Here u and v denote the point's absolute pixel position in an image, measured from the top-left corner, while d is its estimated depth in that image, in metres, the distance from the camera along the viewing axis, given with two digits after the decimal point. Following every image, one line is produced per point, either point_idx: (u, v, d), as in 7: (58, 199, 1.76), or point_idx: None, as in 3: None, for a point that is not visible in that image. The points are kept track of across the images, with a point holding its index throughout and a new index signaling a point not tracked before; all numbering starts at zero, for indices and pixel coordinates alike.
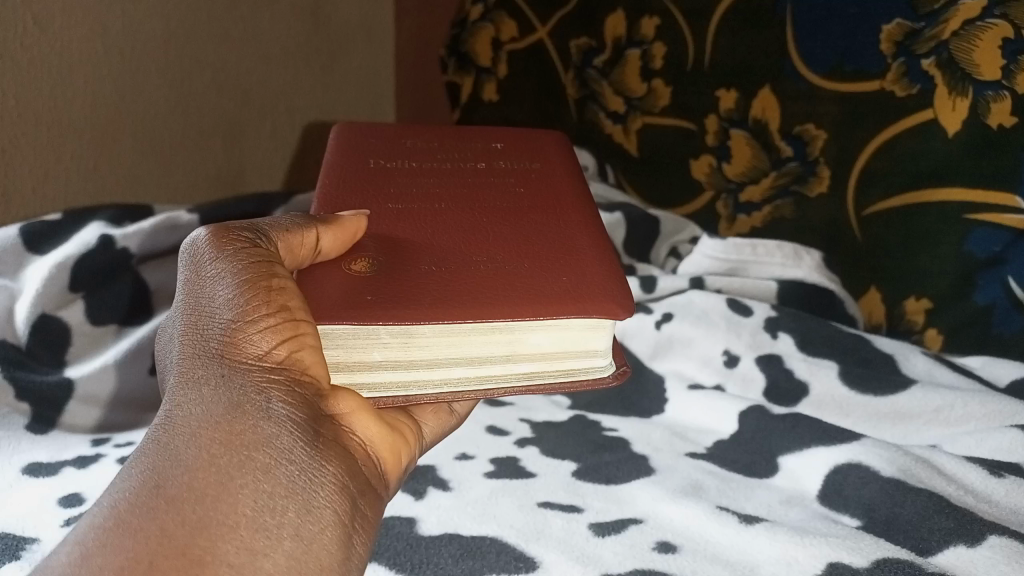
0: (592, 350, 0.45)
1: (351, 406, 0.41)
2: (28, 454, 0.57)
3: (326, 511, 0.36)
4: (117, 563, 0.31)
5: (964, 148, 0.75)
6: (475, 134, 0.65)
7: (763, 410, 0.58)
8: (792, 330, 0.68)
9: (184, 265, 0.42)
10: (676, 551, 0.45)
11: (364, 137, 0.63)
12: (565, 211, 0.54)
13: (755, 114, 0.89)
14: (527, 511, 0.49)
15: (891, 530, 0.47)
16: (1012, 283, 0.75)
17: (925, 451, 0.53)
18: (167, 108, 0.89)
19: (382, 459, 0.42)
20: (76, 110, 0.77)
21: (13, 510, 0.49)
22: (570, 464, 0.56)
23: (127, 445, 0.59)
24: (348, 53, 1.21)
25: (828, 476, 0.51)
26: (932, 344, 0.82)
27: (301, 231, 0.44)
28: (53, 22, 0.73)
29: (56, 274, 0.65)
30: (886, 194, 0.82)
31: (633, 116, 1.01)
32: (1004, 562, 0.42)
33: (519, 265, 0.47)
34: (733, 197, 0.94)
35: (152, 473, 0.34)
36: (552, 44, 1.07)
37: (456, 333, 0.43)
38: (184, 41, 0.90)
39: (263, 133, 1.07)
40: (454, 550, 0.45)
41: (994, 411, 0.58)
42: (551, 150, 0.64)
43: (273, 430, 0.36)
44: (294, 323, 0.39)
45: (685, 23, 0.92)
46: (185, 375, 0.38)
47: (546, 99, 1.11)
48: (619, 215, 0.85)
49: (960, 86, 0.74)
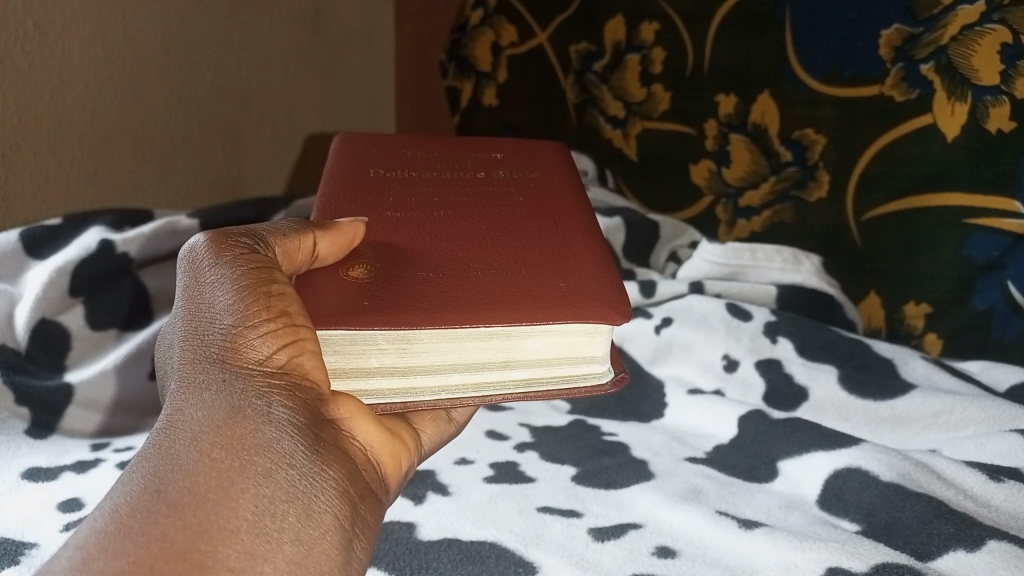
0: (591, 356, 0.45)
1: (350, 411, 0.41)
2: (28, 459, 0.56)
3: (326, 515, 0.36)
4: (117, 567, 0.31)
5: (963, 153, 0.75)
6: (475, 145, 0.65)
7: (763, 415, 0.59)
8: (791, 334, 0.67)
9: (184, 271, 0.42)
10: (676, 555, 0.45)
11: (365, 147, 0.63)
12: (564, 219, 0.54)
13: (755, 118, 0.89)
14: (527, 516, 0.49)
15: (891, 534, 0.47)
16: (1012, 287, 0.75)
17: (925, 456, 0.53)
18: (168, 112, 0.89)
19: (383, 464, 0.42)
20: (76, 114, 0.78)
21: (12, 516, 0.49)
22: (569, 469, 0.56)
23: (126, 450, 0.59)
24: (348, 58, 1.21)
25: (828, 481, 0.52)
26: (932, 348, 0.82)
27: (298, 236, 0.44)
28: (54, 27, 0.73)
29: (56, 279, 0.65)
30: (885, 198, 0.82)
31: (633, 121, 1.01)
32: (1003, 566, 0.42)
33: (517, 271, 0.47)
34: (733, 201, 0.95)
35: (153, 477, 0.34)
36: (552, 49, 1.07)
37: (454, 339, 0.43)
38: (184, 46, 0.90)
39: (263, 137, 1.07)
40: (455, 554, 0.45)
41: (993, 415, 0.58)
42: (551, 161, 0.64)
43: (273, 435, 0.36)
44: (294, 328, 0.39)
45: (685, 29, 0.92)
46: (186, 380, 0.38)
47: (546, 103, 1.11)
48: (619, 219, 0.85)
49: (959, 91, 0.74)
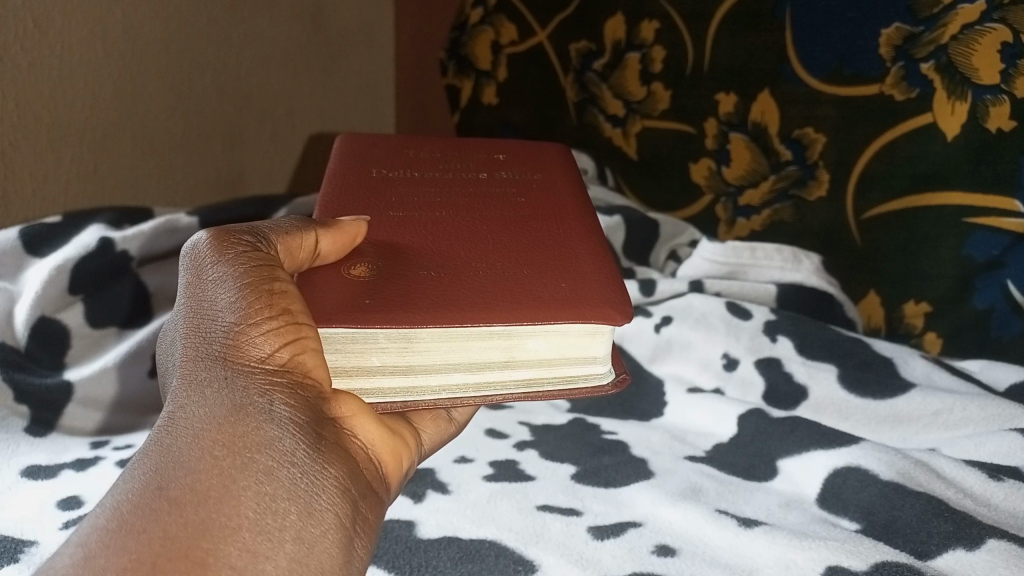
0: (591, 356, 0.45)
1: (351, 409, 0.41)
2: (27, 457, 0.56)
3: (327, 514, 0.36)
4: (118, 564, 0.31)
5: (964, 151, 0.75)
6: (476, 146, 0.65)
7: (762, 414, 0.59)
8: (791, 333, 0.67)
9: (185, 269, 0.42)
10: (675, 554, 0.45)
11: (368, 148, 0.63)
12: (565, 221, 0.54)
13: (755, 117, 0.89)
14: (526, 514, 0.49)
15: (890, 533, 0.47)
16: (1012, 287, 0.76)
17: (924, 454, 0.53)
18: (168, 110, 0.89)
19: (383, 462, 0.42)
20: (75, 110, 0.77)
21: (12, 515, 0.49)
22: (569, 468, 0.56)
23: (126, 448, 0.59)
24: (348, 56, 1.21)
25: (827, 480, 0.52)
26: (931, 347, 0.83)
27: (299, 234, 0.44)
28: (53, 24, 0.73)
29: (55, 277, 0.65)
30: (884, 198, 0.82)
31: (633, 119, 1.01)
32: (1003, 566, 0.42)
33: (518, 272, 0.47)
34: (733, 200, 0.95)
35: (154, 474, 0.34)
36: (552, 47, 1.07)
37: (455, 338, 0.43)
38: (184, 44, 0.90)
39: (263, 136, 1.07)
40: (454, 553, 0.45)
41: (993, 414, 0.58)
42: (553, 163, 0.63)
43: (275, 432, 0.36)
44: (296, 326, 0.39)
45: (685, 27, 0.92)
46: (187, 377, 0.38)
47: (546, 101, 1.11)
48: (619, 219, 0.85)
49: (960, 90, 0.74)
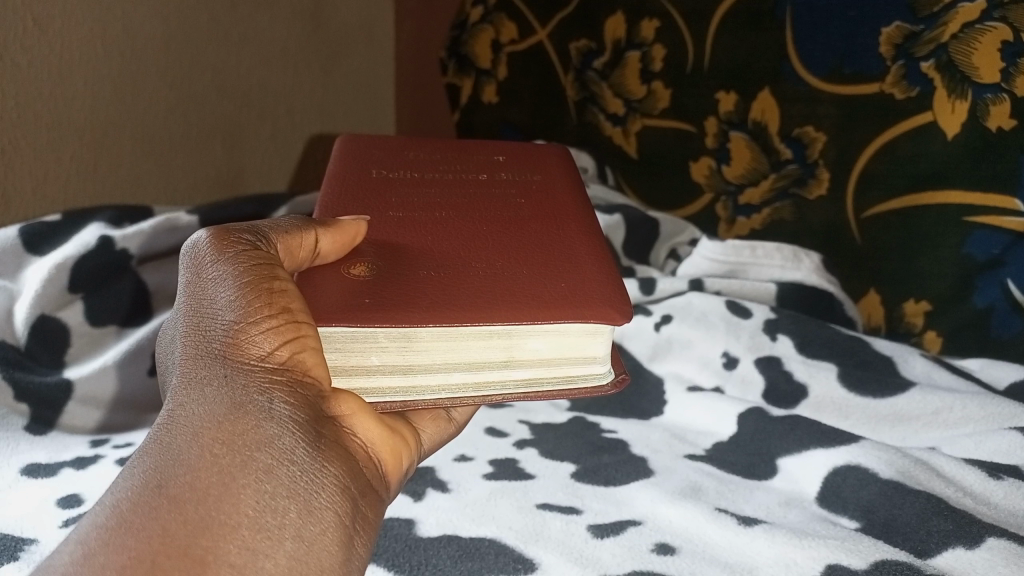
0: (591, 355, 0.45)
1: (351, 408, 0.41)
2: (27, 454, 0.57)
3: (327, 512, 0.36)
4: (118, 562, 0.31)
5: (964, 150, 0.75)
6: (476, 147, 0.65)
7: (762, 412, 0.59)
8: (791, 331, 0.67)
9: (184, 267, 0.42)
10: (675, 553, 0.45)
11: (368, 149, 0.63)
12: (564, 221, 0.54)
13: (755, 115, 0.89)
14: (526, 513, 0.49)
15: (889, 532, 0.47)
16: (1012, 285, 0.76)
17: (924, 453, 0.53)
18: (167, 108, 0.89)
19: (383, 460, 0.42)
20: (75, 108, 0.77)
21: (12, 512, 0.49)
22: (569, 466, 0.56)
23: (126, 447, 0.59)
24: (348, 54, 1.21)
25: (827, 477, 0.52)
26: (932, 346, 0.83)
27: (299, 233, 0.44)
28: (53, 23, 0.73)
29: (55, 275, 0.65)
30: (884, 197, 0.82)
31: (633, 118, 1.01)
32: (1002, 564, 0.42)
33: (518, 272, 0.47)
34: (733, 198, 0.94)
35: (153, 472, 0.34)
36: (552, 46, 1.07)
37: (456, 337, 0.43)
38: (183, 42, 0.90)
39: (263, 134, 1.07)
40: (454, 551, 0.45)
41: (993, 413, 0.58)
42: (553, 164, 0.63)
43: (275, 431, 0.36)
44: (296, 324, 0.39)
45: (685, 26, 0.92)
46: (187, 376, 0.38)
47: (546, 100, 1.11)
48: (619, 217, 0.85)
49: (960, 90, 0.74)
